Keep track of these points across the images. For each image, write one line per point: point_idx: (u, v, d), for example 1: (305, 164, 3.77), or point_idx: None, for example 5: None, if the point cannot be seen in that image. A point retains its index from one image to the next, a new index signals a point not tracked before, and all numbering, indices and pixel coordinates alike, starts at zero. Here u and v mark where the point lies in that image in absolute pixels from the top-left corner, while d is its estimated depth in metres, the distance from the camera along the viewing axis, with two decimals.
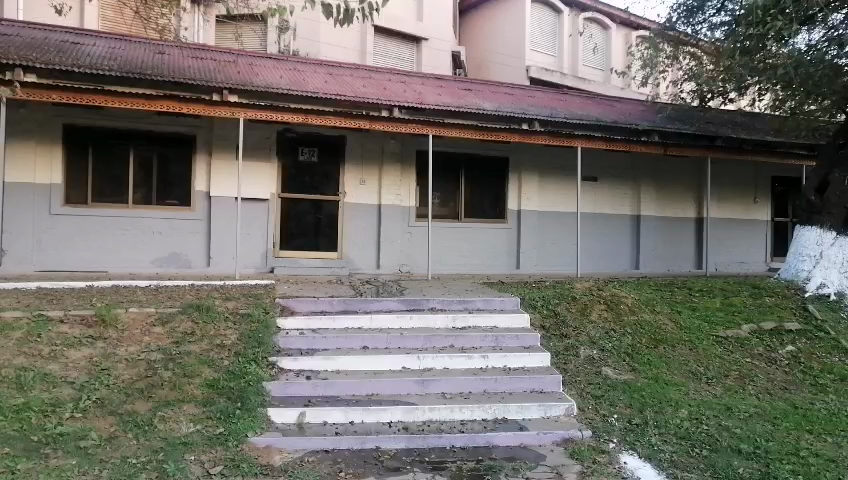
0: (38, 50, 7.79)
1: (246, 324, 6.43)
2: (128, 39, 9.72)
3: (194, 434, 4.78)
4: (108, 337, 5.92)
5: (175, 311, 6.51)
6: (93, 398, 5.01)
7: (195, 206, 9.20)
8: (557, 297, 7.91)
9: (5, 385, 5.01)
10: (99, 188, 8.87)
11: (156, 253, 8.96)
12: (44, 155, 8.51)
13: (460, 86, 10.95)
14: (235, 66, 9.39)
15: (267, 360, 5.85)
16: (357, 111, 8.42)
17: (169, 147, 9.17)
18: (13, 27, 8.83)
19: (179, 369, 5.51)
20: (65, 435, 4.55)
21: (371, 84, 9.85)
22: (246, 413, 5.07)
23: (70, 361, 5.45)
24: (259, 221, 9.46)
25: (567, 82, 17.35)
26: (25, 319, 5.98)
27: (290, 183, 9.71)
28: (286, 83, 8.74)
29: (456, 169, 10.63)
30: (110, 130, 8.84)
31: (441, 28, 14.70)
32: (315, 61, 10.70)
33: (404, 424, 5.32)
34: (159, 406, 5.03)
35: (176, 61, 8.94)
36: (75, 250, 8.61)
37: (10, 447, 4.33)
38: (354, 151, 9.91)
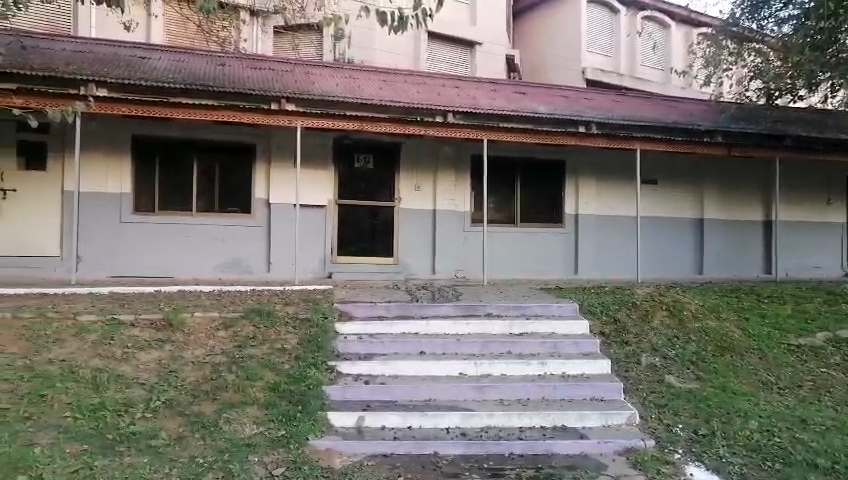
0: (109, 65, 8.17)
1: (305, 328, 6.55)
2: (192, 52, 10.09)
3: (257, 436, 4.90)
4: (175, 340, 6.14)
5: (237, 315, 6.70)
6: (163, 399, 5.20)
7: (255, 213, 9.44)
8: (617, 303, 7.77)
9: (82, 384, 5.26)
10: (165, 197, 9.23)
11: (219, 259, 9.24)
12: (115, 166, 8.92)
13: (514, 90, 10.89)
14: (293, 75, 9.61)
15: (326, 364, 5.95)
16: (411, 117, 8.47)
17: (231, 156, 9.47)
18: (86, 44, 9.29)
19: (243, 372, 5.67)
20: (137, 434, 4.73)
21: (425, 90, 9.90)
22: (307, 416, 5.17)
23: (141, 363, 5.69)
24: (316, 226, 9.62)
25: (625, 83, 17.00)
26: (99, 323, 6.27)
27: (346, 189, 9.86)
28: (342, 91, 8.89)
29: (511, 174, 10.58)
30: (176, 141, 9.19)
31: (495, 32, 14.66)
32: (370, 69, 10.84)
33: (462, 430, 5.31)
34: (224, 408, 5.18)
35: (237, 72, 9.22)
36: (144, 257, 8.96)
37: (88, 444, 4.56)
38: (409, 158, 9.98)
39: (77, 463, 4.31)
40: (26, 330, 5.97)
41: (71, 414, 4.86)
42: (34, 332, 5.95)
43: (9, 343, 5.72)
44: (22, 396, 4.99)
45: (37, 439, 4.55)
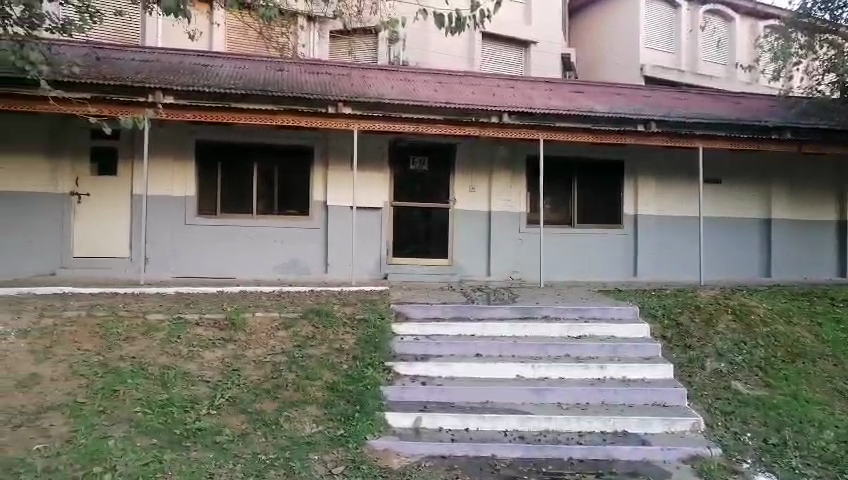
0: (174, 74, 8.47)
1: (363, 329, 6.63)
2: (252, 59, 10.36)
3: (317, 434, 4.99)
4: (237, 339, 6.32)
5: (297, 316, 6.84)
6: (227, 396, 5.35)
7: (313, 215, 9.61)
8: (680, 306, 7.55)
9: (151, 381, 5.47)
10: (227, 200, 9.49)
11: (278, 260, 9.44)
12: (180, 170, 9.24)
13: (570, 89, 10.73)
14: (349, 79, 9.75)
15: (383, 364, 6.00)
16: (466, 119, 8.45)
17: (289, 160, 9.67)
18: (153, 53, 9.67)
19: (302, 372, 5.78)
20: (203, 430, 4.89)
21: (480, 91, 9.87)
22: (366, 416, 5.23)
23: (205, 361, 5.87)
24: (372, 228, 9.72)
25: (686, 79, 16.52)
26: (166, 321, 6.52)
27: (401, 191, 9.93)
28: (397, 93, 8.96)
29: (567, 174, 10.43)
30: (237, 146, 9.46)
31: (550, 31, 14.49)
32: (425, 71, 10.89)
33: (520, 433, 5.27)
34: (285, 406, 5.29)
35: (295, 77, 9.41)
36: (208, 258, 9.25)
37: (157, 438, 4.74)
38: (464, 159, 9.97)
39: (147, 457, 4.49)
40: (99, 328, 6.25)
41: (141, 409, 5.06)
42: (106, 329, 6.22)
43: (84, 340, 6.01)
44: (97, 391, 5.22)
45: (111, 432, 4.76)
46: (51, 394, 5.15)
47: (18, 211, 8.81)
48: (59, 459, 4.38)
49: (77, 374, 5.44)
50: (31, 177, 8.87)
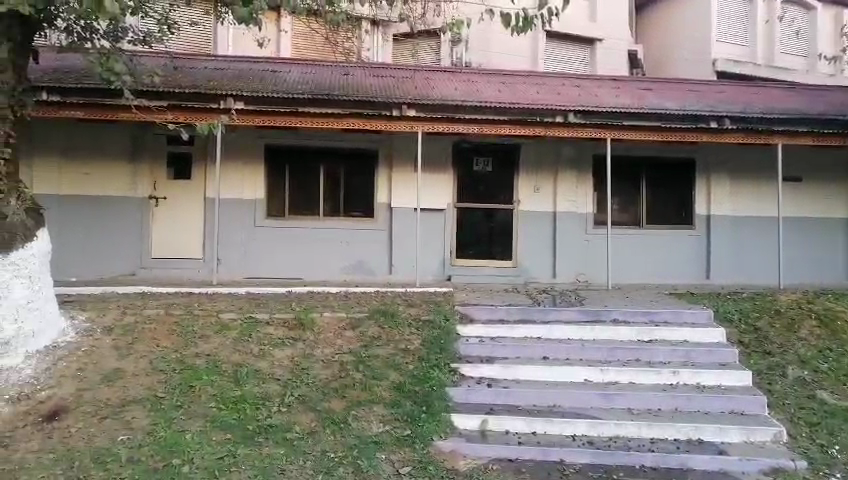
0: (244, 80, 8.75)
1: (428, 330, 6.64)
2: (319, 64, 10.57)
3: (384, 434, 5.04)
4: (306, 338, 6.45)
5: (363, 316, 6.93)
6: (297, 394, 5.47)
7: (378, 216, 9.72)
8: (758, 310, 7.22)
9: (225, 378, 5.65)
10: (295, 202, 9.72)
11: (344, 261, 9.60)
12: (251, 173, 9.53)
13: (639, 86, 10.44)
14: (413, 81, 9.81)
15: (449, 365, 6.00)
16: (530, 118, 8.34)
17: (355, 162, 9.82)
18: (225, 61, 10.00)
19: (369, 372, 5.84)
20: (275, 426, 5.02)
21: (545, 91, 9.75)
22: (432, 417, 5.24)
23: (276, 360, 6.02)
24: (437, 229, 9.75)
25: (762, 73, 15.81)
26: (239, 321, 6.73)
27: (465, 193, 9.91)
28: (460, 95, 8.96)
29: (635, 174, 10.17)
30: (305, 149, 9.67)
31: (616, 27, 14.15)
32: (489, 71, 10.83)
33: (589, 438, 5.15)
34: (352, 405, 5.36)
35: (360, 81, 9.55)
36: (277, 260, 9.50)
37: (231, 433, 4.90)
38: (529, 159, 9.86)
39: (222, 451, 4.65)
40: (177, 326, 6.52)
41: (215, 405, 5.24)
42: (184, 327, 6.48)
43: (163, 337, 6.27)
44: (175, 386, 5.44)
45: (188, 426, 4.96)
46: (134, 388, 5.41)
47: (101, 214, 9.28)
48: (141, 451, 4.60)
49: (156, 369, 5.69)
50: (113, 182, 9.32)
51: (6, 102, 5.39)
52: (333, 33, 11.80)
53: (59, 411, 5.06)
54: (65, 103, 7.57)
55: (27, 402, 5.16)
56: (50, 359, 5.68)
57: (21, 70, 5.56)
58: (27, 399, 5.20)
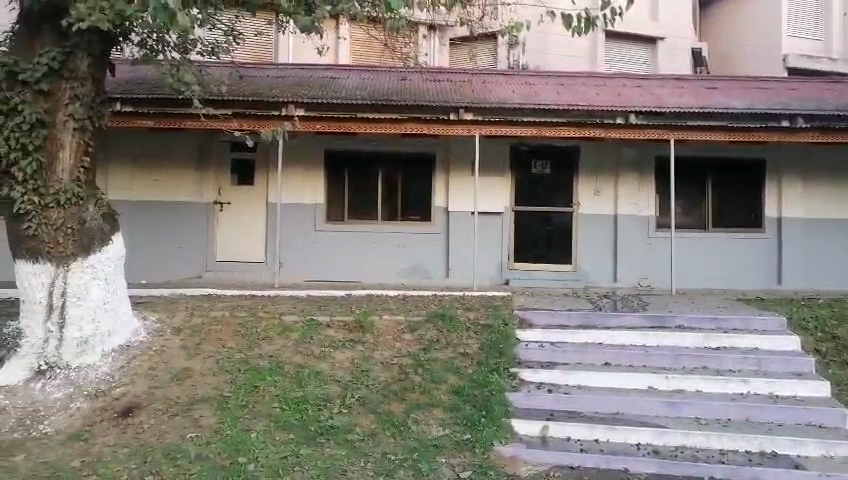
0: (305, 87, 8.93)
1: (487, 334, 6.61)
2: (377, 69, 10.70)
3: (443, 437, 5.05)
4: (366, 341, 6.54)
5: (422, 319, 6.95)
6: (357, 396, 5.53)
7: (435, 220, 9.75)
8: (835, 318, 6.88)
9: (288, 378, 5.77)
10: (354, 206, 9.87)
11: (402, 264, 9.67)
12: (311, 178, 9.71)
13: (703, 85, 10.12)
14: (470, 84, 9.80)
15: (508, 370, 5.95)
16: (591, 120, 8.20)
17: (412, 166, 9.89)
18: (286, 69, 10.25)
19: (428, 374, 5.86)
20: (336, 427, 5.09)
21: (605, 91, 9.58)
22: (492, 421, 5.19)
23: (336, 361, 6.12)
24: (494, 233, 9.69)
25: (837, 68, 15.06)
26: (301, 323, 6.87)
27: (523, 196, 9.83)
28: (518, 97, 8.89)
29: (700, 175, 9.85)
30: (364, 153, 9.80)
31: (679, 25, 13.76)
32: (547, 73, 10.71)
33: (654, 448, 5.01)
34: (412, 408, 5.39)
35: (418, 85, 9.61)
36: (336, 263, 9.66)
37: (294, 433, 5.01)
38: (589, 161, 9.69)
39: (286, 451, 4.75)
40: (241, 327, 6.70)
41: (279, 405, 5.36)
42: (247, 329, 6.66)
43: (228, 338, 6.46)
44: (240, 386, 5.59)
45: (253, 425, 5.09)
46: (201, 387, 5.59)
47: (169, 219, 9.65)
48: (209, 448, 4.75)
49: (222, 369, 5.87)
50: (180, 187, 9.66)
51: (85, 113, 5.71)
52: (389, 39, 11.92)
53: (132, 408, 5.29)
54: (138, 112, 7.92)
55: (103, 399, 5.41)
56: (124, 358, 5.93)
57: (99, 83, 5.87)
58: (103, 396, 5.45)
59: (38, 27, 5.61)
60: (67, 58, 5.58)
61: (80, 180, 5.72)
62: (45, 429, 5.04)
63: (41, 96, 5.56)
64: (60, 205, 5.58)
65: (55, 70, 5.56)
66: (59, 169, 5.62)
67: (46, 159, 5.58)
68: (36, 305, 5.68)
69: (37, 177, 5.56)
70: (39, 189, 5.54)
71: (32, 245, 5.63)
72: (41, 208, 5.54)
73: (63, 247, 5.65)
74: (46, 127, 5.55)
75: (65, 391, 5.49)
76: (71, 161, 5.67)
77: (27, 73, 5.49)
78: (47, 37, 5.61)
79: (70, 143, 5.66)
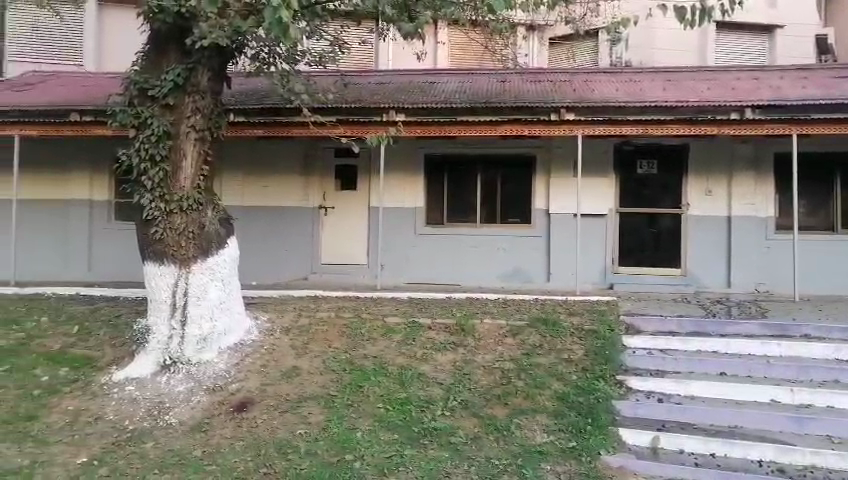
0: (405, 93, 9.08)
1: (592, 340, 6.41)
2: (476, 72, 10.70)
3: (548, 444, 4.94)
4: (467, 343, 6.53)
5: (523, 324, 6.86)
6: (459, 399, 5.53)
7: (535, 223, 9.60)
8: None
9: (391, 379, 5.86)
10: (453, 209, 9.90)
11: (501, 267, 9.60)
12: (411, 182, 9.85)
13: (830, 75, 9.36)
14: (571, 84, 9.59)
15: (614, 378, 5.74)
16: (702, 116, 7.78)
17: (512, 168, 9.79)
18: (387, 75, 10.46)
19: (531, 379, 5.76)
20: (439, 430, 5.11)
21: (718, 86, 9.07)
22: (599, 430, 5.03)
23: (438, 364, 6.15)
24: (597, 236, 9.42)
25: None
26: (403, 324, 6.97)
27: (628, 197, 9.47)
28: (622, 96, 8.60)
29: (827, 173, 9.08)
30: (463, 157, 9.82)
31: (800, 11, 12.81)
32: (653, 69, 10.29)
33: (779, 466, 4.66)
34: (515, 413, 5.32)
35: (517, 87, 9.52)
36: (435, 265, 9.73)
37: (398, 434, 5.07)
38: (699, 160, 9.21)
39: (390, 451, 4.83)
40: (346, 328, 6.90)
41: (383, 406, 5.45)
42: (353, 330, 6.84)
43: (334, 338, 6.67)
44: (346, 386, 5.74)
45: (358, 424, 5.22)
46: (309, 386, 5.78)
47: (277, 223, 10.10)
48: (317, 444, 4.92)
49: (329, 369, 6.06)
50: (287, 193, 10.09)
51: (205, 124, 6.09)
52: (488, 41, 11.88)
53: (246, 403, 5.57)
54: (249, 123, 8.37)
55: (221, 393, 5.73)
56: (238, 355, 6.26)
57: (217, 96, 6.25)
58: (221, 391, 5.77)
59: (166, 45, 6.04)
60: (190, 74, 5.97)
61: (200, 187, 6.09)
62: (170, 420, 5.39)
63: (167, 110, 6.00)
64: (183, 210, 5.98)
65: (179, 86, 5.98)
66: (183, 177, 6.03)
67: (170, 169, 6.02)
68: (161, 304, 6.10)
69: (163, 185, 5.99)
70: (165, 196, 5.96)
71: (158, 247, 6.06)
72: (166, 213, 5.96)
73: (185, 250, 6.05)
74: (171, 138, 5.99)
75: (187, 385, 5.84)
76: (192, 170, 6.06)
77: (156, 89, 5.96)
78: (172, 55, 6.03)
79: (192, 152, 6.05)
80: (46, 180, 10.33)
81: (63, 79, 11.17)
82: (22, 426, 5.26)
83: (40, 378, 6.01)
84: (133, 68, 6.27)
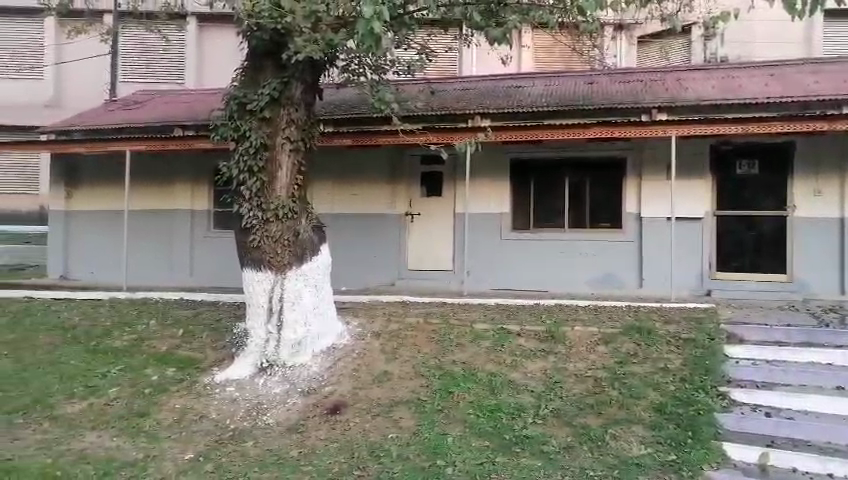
0: (491, 99, 9.06)
1: (691, 349, 6.14)
2: (562, 75, 10.55)
3: (647, 456, 4.75)
4: (558, 351, 6.40)
5: (617, 331, 6.67)
6: (551, 407, 5.43)
7: (626, 227, 9.33)
8: None
9: (481, 386, 5.84)
10: (540, 215, 9.77)
11: (590, 273, 9.38)
12: (497, 187, 9.81)
13: None
14: (663, 83, 9.27)
15: (716, 389, 5.46)
16: (809, 113, 7.23)
17: (601, 171, 9.55)
18: (472, 82, 10.49)
19: (625, 389, 5.58)
20: (531, 438, 5.03)
21: (827, 79, 8.48)
22: (701, 443, 4.80)
23: (528, 371, 6.07)
24: (693, 240, 9.05)
25: None
26: (492, 331, 6.94)
27: (726, 199, 9.01)
28: (720, 94, 8.22)
29: None
30: (549, 161, 9.67)
31: None
32: (753, 64, 9.77)
33: None
34: (610, 424, 5.16)
35: (606, 88, 9.30)
36: (522, 271, 9.64)
37: (491, 441, 5.05)
38: (805, 159, 8.64)
39: (482, 458, 4.81)
40: (434, 334, 6.94)
41: (473, 412, 5.44)
42: (441, 335, 6.88)
43: (423, 344, 6.72)
44: (436, 391, 5.78)
45: (450, 429, 5.24)
46: (400, 391, 5.86)
47: (365, 230, 10.32)
48: (409, 449, 4.97)
49: (419, 374, 6.11)
50: (375, 201, 10.30)
51: (299, 135, 6.32)
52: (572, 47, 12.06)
53: (339, 406, 5.71)
54: (338, 132, 8.59)
55: (315, 396, 5.91)
56: (331, 359, 6.43)
57: (311, 108, 6.48)
58: (315, 393, 5.95)
59: (262, 61, 6.30)
60: (285, 87, 6.22)
61: (294, 196, 6.31)
62: (268, 420, 5.61)
63: (264, 122, 6.27)
64: (278, 218, 6.21)
65: (275, 99, 6.24)
66: (278, 186, 6.26)
67: (267, 179, 6.27)
68: (259, 308, 6.35)
69: (261, 195, 6.26)
70: (262, 205, 6.22)
71: (256, 254, 6.31)
72: (263, 222, 6.21)
73: (281, 258, 6.28)
74: (268, 150, 6.24)
75: (284, 387, 6.06)
76: (287, 179, 6.28)
77: (254, 103, 6.24)
78: (268, 70, 6.29)
79: (287, 163, 6.28)
80: (153, 191, 11.03)
81: (167, 97, 11.93)
82: (136, 422, 5.62)
83: (151, 377, 6.41)
84: (233, 83, 6.59)
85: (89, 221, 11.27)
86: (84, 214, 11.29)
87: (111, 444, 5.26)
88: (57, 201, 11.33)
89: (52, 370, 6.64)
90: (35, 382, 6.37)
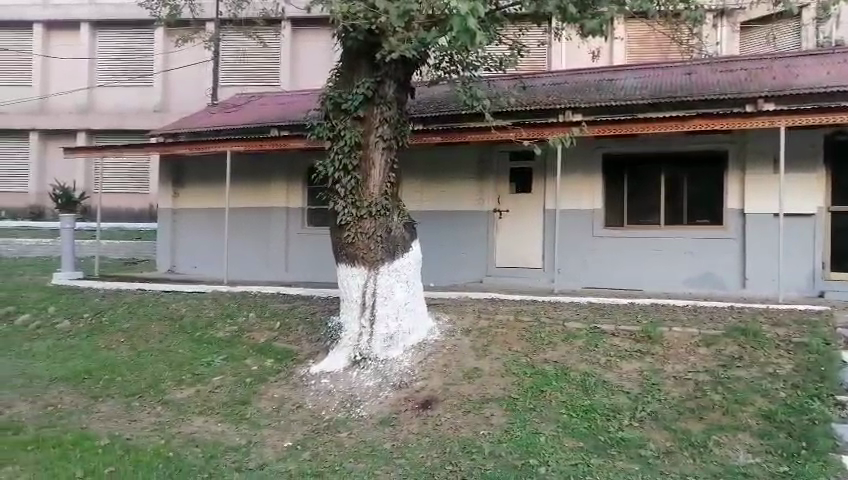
0: (583, 93, 8.84)
1: (803, 354, 5.75)
2: (658, 66, 10.16)
3: (754, 466, 4.49)
4: (654, 352, 6.16)
5: (719, 333, 6.34)
6: (648, 410, 5.24)
7: (728, 224, 8.87)
8: None
9: (574, 385, 5.73)
10: (634, 212, 9.45)
11: (689, 272, 8.99)
12: (589, 183, 9.56)
13: None
14: (770, 70, 8.72)
15: (833, 398, 5.12)
16: None
17: (700, 166, 9.13)
18: (563, 75, 10.28)
19: (730, 394, 5.30)
20: (628, 441, 4.88)
21: None
22: (816, 456, 4.50)
23: (624, 372, 5.87)
24: (803, 238, 8.48)
25: None
26: (584, 330, 6.79)
27: (842, 194, 8.38)
28: (836, 82, 7.64)
29: None
30: (644, 155, 9.33)
31: None
32: None
33: None
34: (713, 430, 4.92)
35: (706, 78, 8.87)
36: (615, 270, 9.36)
37: (583, 441, 4.95)
38: None
39: (576, 458, 4.72)
40: (525, 331, 6.89)
41: (566, 411, 5.35)
42: (532, 333, 6.79)
43: (513, 341, 6.67)
44: (527, 389, 5.72)
45: (542, 428, 5.17)
46: (490, 388, 5.84)
47: (454, 227, 10.35)
48: (501, 447, 4.94)
49: (510, 371, 6.06)
50: (464, 198, 10.30)
51: (391, 134, 6.44)
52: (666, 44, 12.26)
53: (430, 401, 5.76)
54: (427, 130, 8.61)
55: (407, 390, 6.00)
56: (422, 354, 6.49)
57: (402, 106, 6.58)
58: (407, 388, 6.04)
59: (355, 61, 6.42)
60: (377, 86, 6.34)
61: (387, 193, 6.44)
62: (361, 412, 5.75)
63: (358, 122, 6.41)
64: (372, 215, 6.35)
65: (368, 99, 6.37)
66: (372, 183, 6.40)
67: (361, 177, 6.42)
68: (352, 303, 6.49)
69: (355, 192, 6.41)
70: (356, 202, 6.37)
71: (350, 250, 6.46)
72: (357, 219, 6.36)
73: (373, 254, 6.40)
74: (361, 148, 6.39)
75: (376, 380, 6.17)
76: (380, 177, 6.43)
77: (348, 102, 6.38)
78: (362, 70, 6.41)
79: (380, 160, 6.42)
80: (252, 190, 11.55)
81: (264, 99, 12.45)
82: (239, 410, 5.90)
83: (251, 368, 6.72)
84: (328, 84, 6.76)
85: (193, 218, 11.94)
86: (189, 212, 11.99)
87: (217, 429, 5.57)
88: (165, 199, 12.09)
89: (163, 358, 7.09)
90: (148, 368, 6.82)
